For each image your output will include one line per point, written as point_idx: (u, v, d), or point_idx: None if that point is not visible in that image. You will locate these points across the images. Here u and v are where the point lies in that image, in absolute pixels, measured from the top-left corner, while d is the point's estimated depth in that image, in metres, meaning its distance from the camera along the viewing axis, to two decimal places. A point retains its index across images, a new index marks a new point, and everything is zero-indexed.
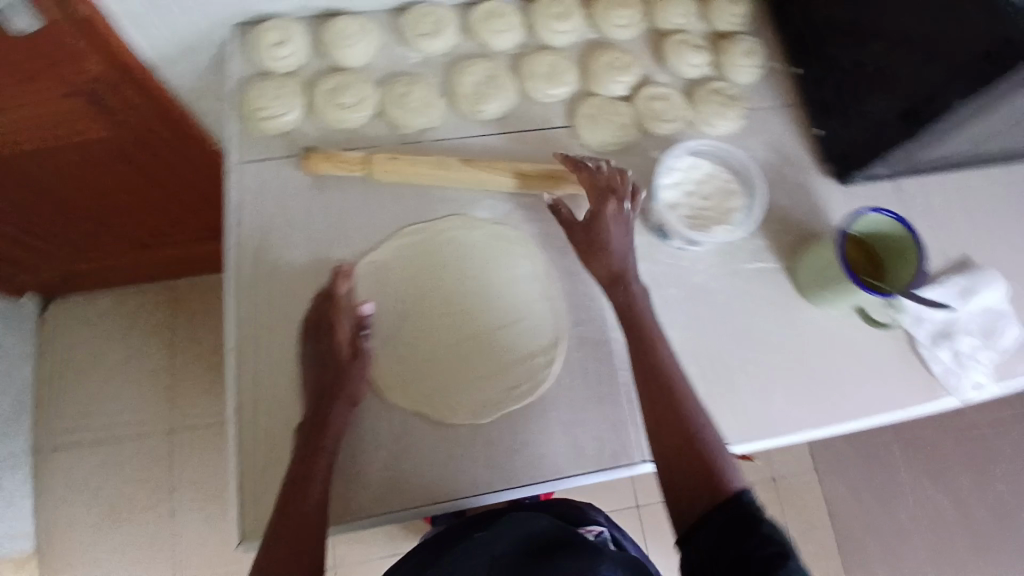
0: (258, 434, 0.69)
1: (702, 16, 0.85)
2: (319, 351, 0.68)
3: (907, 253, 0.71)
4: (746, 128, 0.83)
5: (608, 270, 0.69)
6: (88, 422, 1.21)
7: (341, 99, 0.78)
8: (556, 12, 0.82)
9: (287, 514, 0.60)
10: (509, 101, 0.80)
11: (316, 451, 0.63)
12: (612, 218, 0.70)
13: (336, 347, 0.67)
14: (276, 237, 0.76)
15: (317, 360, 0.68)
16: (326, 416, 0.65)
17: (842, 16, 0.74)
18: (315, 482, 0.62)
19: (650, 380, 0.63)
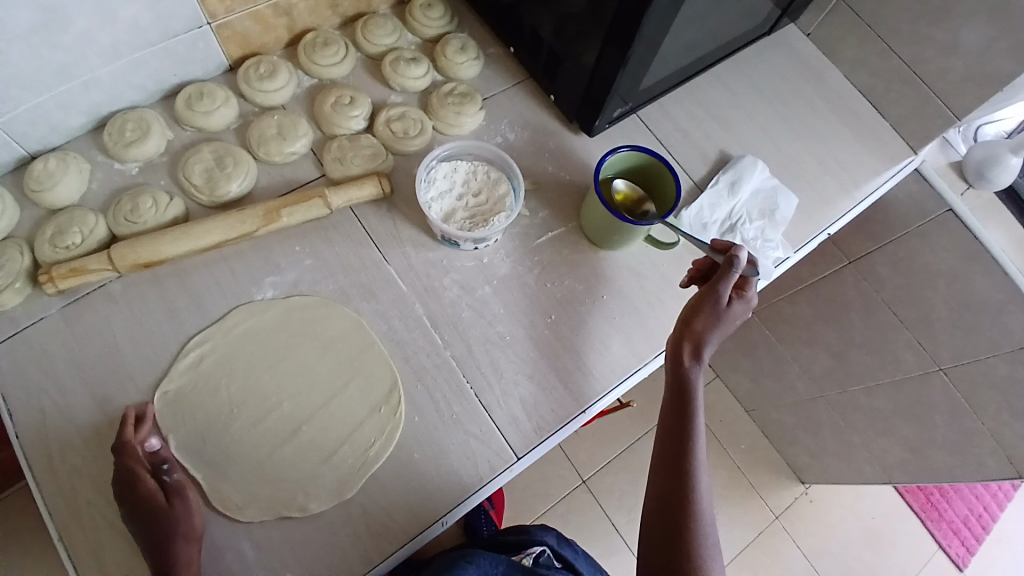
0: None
1: (407, 30, 0.89)
2: (134, 512, 0.61)
3: (665, 179, 0.76)
4: (490, 114, 0.86)
5: (696, 344, 0.67)
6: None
7: (67, 240, 0.71)
8: (262, 73, 0.81)
9: None
10: (250, 174, 0.77)
11: None
12: (741, 296, 0.67)
13: (147, 499, 0.61)
14: (52, 410, 0.67)
15: (132, 516, 0.61)
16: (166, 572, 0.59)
17: None
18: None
19: (678, 431, 0.66)
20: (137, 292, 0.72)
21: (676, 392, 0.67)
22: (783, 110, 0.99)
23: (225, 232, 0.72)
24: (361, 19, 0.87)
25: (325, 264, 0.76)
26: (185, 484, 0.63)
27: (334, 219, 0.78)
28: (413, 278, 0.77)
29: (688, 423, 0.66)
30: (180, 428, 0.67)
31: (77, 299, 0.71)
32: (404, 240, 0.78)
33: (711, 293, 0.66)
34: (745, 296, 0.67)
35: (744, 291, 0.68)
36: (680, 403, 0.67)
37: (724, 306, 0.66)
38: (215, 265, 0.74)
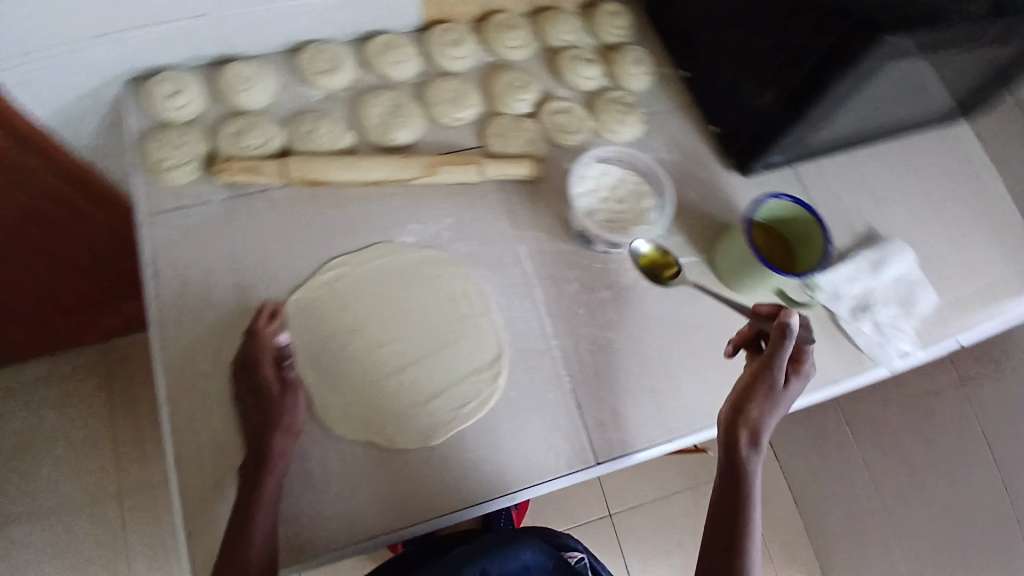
0: (199, 485, 0.67)
1: (590, 31, 0.92)
2: (249, 390, 0.66)
3: (811, 233, 0.75)
4: (648, 131, 0.88)
5: (752, 431, 0.64)
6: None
7: (247, 141, 0.77)
8: (449, 40, 0.86)
9: (228, 561, 0.58)
10: (418, 128, 0.82)
11: (256, 492, 0.61)
12: (797, 372, 0.67)
13: (262, 385, 0.66)
14: (192, 284, 0.73)
15: (246, 394, 0.67)
16: (264, 457, 0.63)
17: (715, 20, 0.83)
18: (257, 532, 0.60)
19: (727, 522, 0.63)
20: (290, 203, 0.78)
21: (729, 479, 0.64)
22: (937, 203, 0.96)
23: (387, 171, 0.78)
24: (549, 12, 0.91)
25: (463, 227, 0.79)
26: (299, 382, 0.67)
27: (480, 189, 0.81)
28: (539, 263, 0.79)
29: (742, 508, 0.63)
30: (304, 334, 0.72)
31: (239, 196, 0.77)
32: (540, 226, 0.81)
33: (766, 375, 0.64)
34: (801, 372, 0.67)
35: (800, 364, 0.67)
36: (734, 493, 0.63)
37: (779, 387, 0.64)
38: (366, 200, 0.79)
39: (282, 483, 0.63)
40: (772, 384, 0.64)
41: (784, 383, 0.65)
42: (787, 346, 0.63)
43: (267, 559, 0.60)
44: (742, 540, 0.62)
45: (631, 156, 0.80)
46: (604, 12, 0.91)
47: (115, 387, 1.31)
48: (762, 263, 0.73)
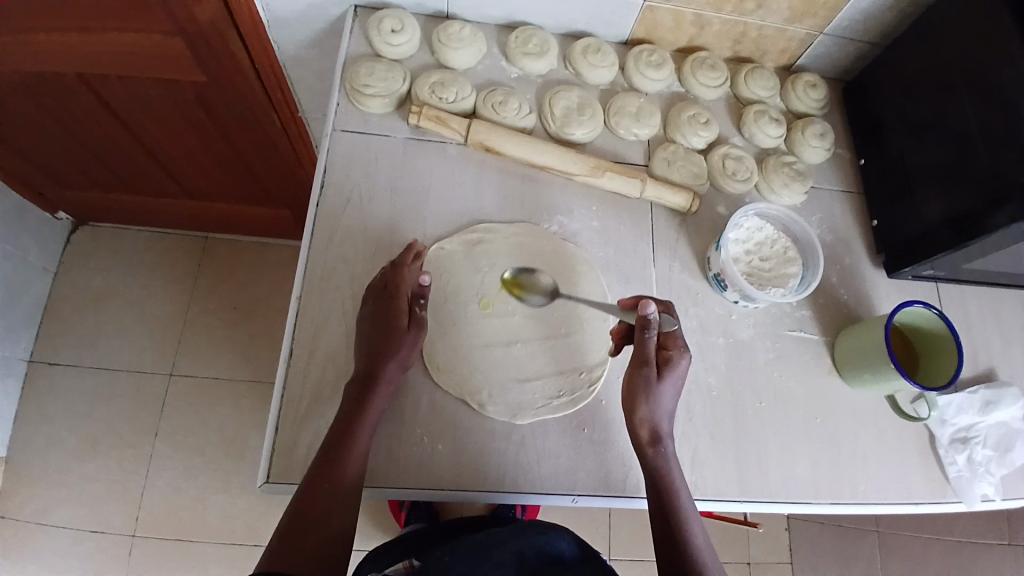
0: (304, 382, 0.71)
1: (781, 94, 0.94)
2: (378, 316, 0.69)
3: (945, 350, 0.74)
4: (806, 202, 0.89)
5: (650, 427, 0.67)
6: (128, 349, 1.40)
7: (443, 94, 0.83)
8: (652, 61, 0.89)
9: (324, 462, 0.63)
10: (595, 130, 0.85)
11: (362, 408, 0.66)
12: (668, 362, 0.68)
13: (393, 314, 0.69)
14: (354, 203, 0.79)
15: (376, 311, 0.70)
16: (375, 378, 0.67)
17: (911, 122, 0.83)
18: (355, 450, 0.65)
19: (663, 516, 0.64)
20: (460, 161, 0.83)
21: (648, 476, 0.67)
22: None
23: (557, 159, 0.81)
24: (747, 65, 0.94)
25: (606, 233, 0.82)
26: (424, 324, 0.71)
27: (633, 204, 0.84)
28: (666, 291, 0.81)
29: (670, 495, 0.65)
30: (440, 280, 0.76)
31: (418, 141, 0.83)
32: (676, 257, 0.83)
33: (637, 373, 0.67)
34: (673, 360, 0.68)
35: (671, 351, 0.69)
36: (658, 488, 0.65)
37: (657, 381, 0.67)
38: (528, 181, 0.83)
39: (382, 407, 0.68)
40: (649, 379, 0.67)
41: (658, 375, 0.67)
42: (646, 337, 0.67)
43: (357, 476, 0.65)
44: (678, 521, 0.64)
45: (788, 221, 0.81)
46: (803, 80, 0.93)
47: (224, 275, 1.48)
48: (890, 354, 0.73)
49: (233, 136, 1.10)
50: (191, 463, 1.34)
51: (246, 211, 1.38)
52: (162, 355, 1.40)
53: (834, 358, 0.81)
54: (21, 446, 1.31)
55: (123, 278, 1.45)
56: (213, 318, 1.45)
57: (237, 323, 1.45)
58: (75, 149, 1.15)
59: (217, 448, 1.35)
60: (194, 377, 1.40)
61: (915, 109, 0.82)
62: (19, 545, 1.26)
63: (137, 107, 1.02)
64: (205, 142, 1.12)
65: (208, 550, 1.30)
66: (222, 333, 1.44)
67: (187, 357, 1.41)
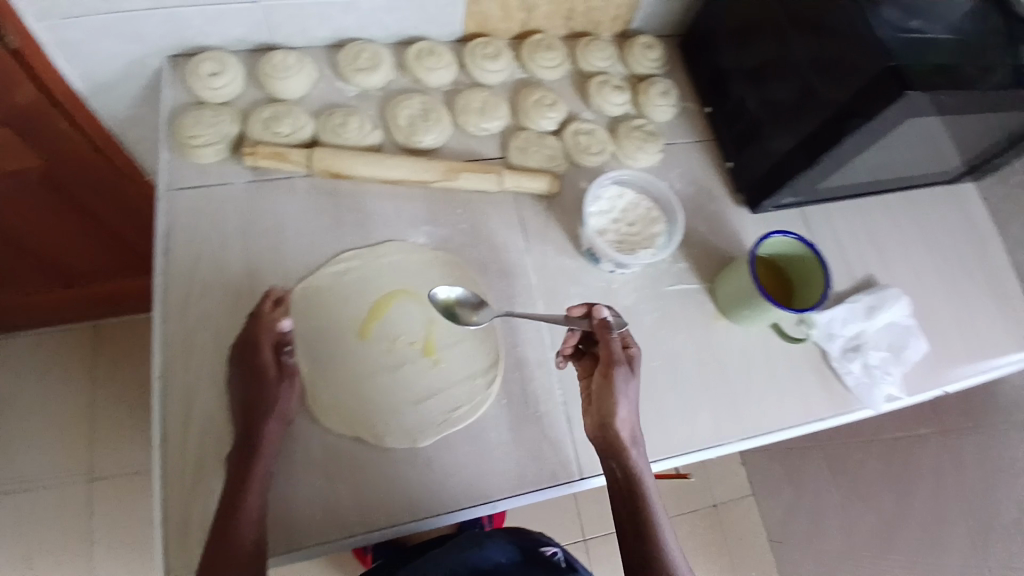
0: (185, 458, 0.67)
1: (622, 60, 0.96)
2: (248, 371, 0.67)
3: (813, 272, 0.77)
4: (664, 160, 0.91)
5: (630, 425, 0.66)
6: (35, 458, 1.29)
7: (278, 127, 0.79)
8: (487, 53, 0.89)
9: (217, 538, 0.59)
10: (444, 133, 0.84)
11: (247, 472, 0.62)
12: (634, 360, 0.69)
13: (259, 366, 0.66)
14: (206, 258, 0.75)
15: (244, 370, 0.67)
16: (254, 437, 0.64)
17: (747, 63, 0.86)
18: (247, 516, 0.61)
19: (633, 520, 0.63)
20: (310, 192, 0.80)
21: (617, 479, 0.65)
22: (939, 261, 0.98)
23: (410, 169, 0.80)
24: (583, 38, 0.95)
25: (474, 232, 0.81)
26: (295, 370, 0.68)
27: (497, 198, 0.84)
28: (545, 276, 0.81)
29: (642, 506, 0.63)
30: (307, 319, 0.73)
31: (261, 181, 0.79)
32: (549, 240, 0.83)
33: (615, 378, 0.65)
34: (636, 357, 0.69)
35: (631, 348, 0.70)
36: (626, 489, 0.64)
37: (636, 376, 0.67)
38: (386, 198, 0.81)
39: (271, 465, 0.64)
40: (629, 377, 0.66)
41: (633, 372, 0.67)
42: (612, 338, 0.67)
43: (258, 540, 0.61)
44: (649, 525, 0.62)
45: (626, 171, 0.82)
46: (638, 44, 0.95)
47: (127, 356, 1.39)
48: (755, 282, 0.75)
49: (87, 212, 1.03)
50: (134, 561, 1.26)
51: (124, 287, 1.28)
52: (76, 456, 1.31)
53: (717, 302, 0.83)
54: None
55: (15, 385, 1.34)
56: (117, 406, 1.35)
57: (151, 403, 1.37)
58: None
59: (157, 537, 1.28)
60: (116, 472, 1.31)
61: (745, 55, 0.86)
62: None
63: None
64: (57, 228, 1.03)
65: None
66: (131, 420, 1.35)
67: (103, 452, 1.32)
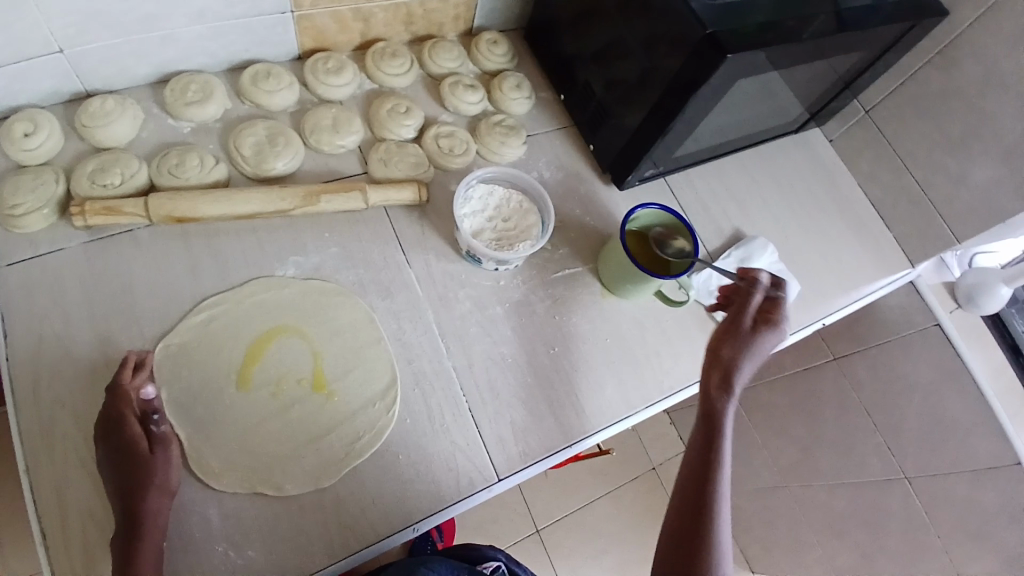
0: (68, 560, 0.60)
1: (471, 59, 0.96)
2: (115, 450, 0.61)
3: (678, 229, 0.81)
4: (530, 150, 0.92)
5: (724, 373, 0.67)
6: None
7: (106, 179, 0.72)
8: (330, 69, 0.86)
9: None
10: (297, 157, 0.80)
11: (134, 564, 0.56)
12: (769, 322, 0.69)
13: (128, 442, 0.61)
14: (50, 335, 0.68)
15: (110, 451, 0.61)
16: (135, 521, 0.58)
17: (587, 45, 0.89)
18: None
19: (703, 462, 0.65)
20: (158, 243, 0.74)
21: (704, 416, 0.67)
22: (797, 203, 1.06)
23: (268, 199, 0.76)
24: (428, 41, 0.94)
25: (349, 253, 0.79)
26: (169, 437, 0.63)
27: (367, 215, 0.81)
28: (431, 285, 0.79)
29: (712, 450, 0.64)
30: (175, 381, 0.67)
31: (102, 239, 0.72)
32: (429, 248, 0.81)
33: (736, 328, 0.69)
34: (774, 322, 0.69)
35: (774, 313, 0.69)
36: (708, 428, 0.66)
37: (755, 336, 0.68)
38: (246, 234, 0.76)
39: (161, 549, 0.59)
40: (737, 332, 0.68)
41: (757, 331, 0.68)
42: (753, 294, 0.70)
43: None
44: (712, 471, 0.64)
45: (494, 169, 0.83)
46: (483, 40, 0.95)
47: None
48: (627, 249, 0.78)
49: None
50: None
51: None
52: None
53: (602, 282, 0.85)
54: None
55: None
56: None
57: None
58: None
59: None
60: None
61: (584, 38, 0.89)
62: None
63: None
64: None
65: None
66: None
67: None
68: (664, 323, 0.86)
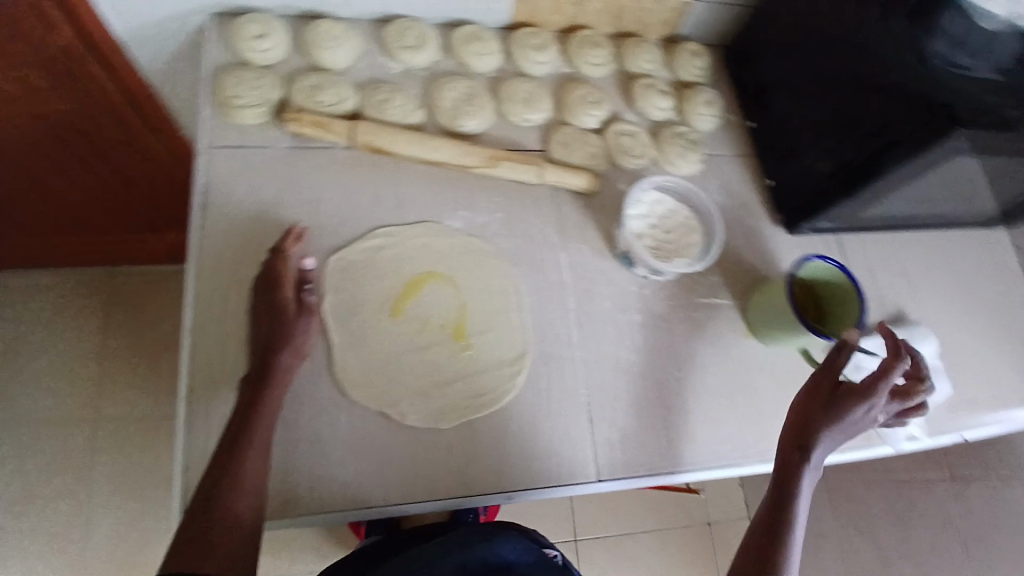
0: (207, 427, 0.66)
1: (669, 65, 0.94)
2: (268, 307, 0.68)
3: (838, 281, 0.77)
4: (705, 171, 0.90)
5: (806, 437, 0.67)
6: (31, 406, 1.24)
7: (321, 97, 0.78)
8: (535, 44, 0.88)
9: (216, 468, 0.59)
10: (486, 120, 0.83)
11: (254, 406, 0.62)
12: (905, 392, 0.71)
13: (280, 304, 0.68)
14: (240, 223, 0.74)
15: (264, 304, 0.68)
16: (266, 370, 0.64)
17: (792, 79, 0.85)
18: (249, 451, 0.60)
19: (776, 519, 0.65)
20: (348, 166, 0.78)
21: (777, 475, 0.68)
22: (967, 299, 0.98)
23: (455, 151, 0.79)
24: (632, 39, 0.93)
25: (510, 223, 0.81)
26: (315, 309, 0.69)
27: (535, 191, 0.83)
28: (578, 275, 0.80)
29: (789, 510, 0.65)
30: (338, 292, 0.72)
31: (301, 149, 0.78)
32: (586, 239, 0.82)
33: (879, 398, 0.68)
34: (908, 394, 0.71)
35: (911, 386, 0.72)
36: (780, 489, 0.66)
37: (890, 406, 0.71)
38: (424, 178, 0.80)
39: (278, 403, 0.64)
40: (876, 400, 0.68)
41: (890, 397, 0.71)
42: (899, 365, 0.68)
43: (255, 500, 0.59)
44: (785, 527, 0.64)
45: (668, 178, 0.81)
46: (685, 51, 0.94)
47: (137, 312, 1.33)
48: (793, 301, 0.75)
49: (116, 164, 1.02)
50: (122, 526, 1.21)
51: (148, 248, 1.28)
52: (74, 404, 1.25)
53: (748, 322, 0.82)
54: None
55: (20, 329, 1.27)
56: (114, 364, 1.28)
57: (159, 360, 1.31)
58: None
59: (164, 490, 1.23)
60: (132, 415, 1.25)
61: (795, 71, 0.85)
62: None
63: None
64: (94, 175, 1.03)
65: None
66: (153, 367, 1.30)
67: (104, 403, 1.26)
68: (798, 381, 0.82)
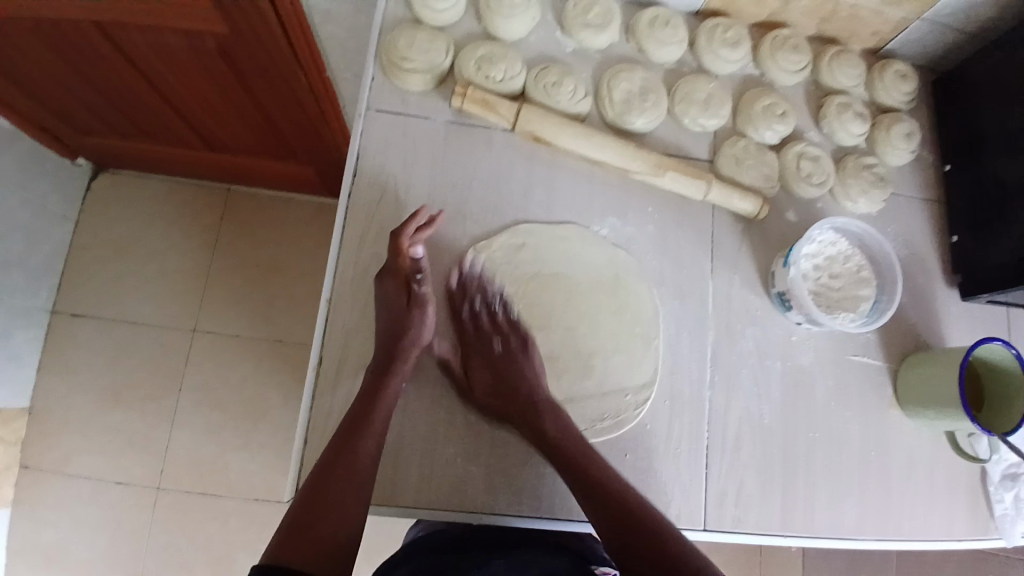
0: (332, 410, 0.66)
1: (867, 84, 0.84)
2: (389, 299, 0.67)
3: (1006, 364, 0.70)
4: (881, 213, 0.81)
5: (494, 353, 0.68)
6: (142, 303, 1.25)
7: (491, 71, 0.73)
8: (727, 39, 0.79)
9: (339, 453, 0.59)
10: (657, 119, 0.77)
11: (377, 396, 0.62)
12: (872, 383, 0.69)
13: (397, 297, 0.67)
14: (391, 192, 0.72)
15: (388, 293, 0.67)
16: (394, 359, 0.64)
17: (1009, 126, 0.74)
18: (370, 440, 0.60)
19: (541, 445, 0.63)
20: (506, 151, 0.75)
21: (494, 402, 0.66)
22: None
23: (621, 150, 0.73)
24: (833, 48, 0.83)
25: (660, 238, 0.75)
26: (427, 300, 0.68)
27: (694, 207, 0.77)
28: (723, 307, 0.75)
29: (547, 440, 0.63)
30: (478, 286, 0.71)
31: (461, 125, 0.75)
32: (738, 269, 0.76)
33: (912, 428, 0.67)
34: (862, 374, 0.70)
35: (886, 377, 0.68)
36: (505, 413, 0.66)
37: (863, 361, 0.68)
38: (581, 177, 0.76)
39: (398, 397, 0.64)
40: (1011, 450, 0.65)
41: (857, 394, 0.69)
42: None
43: (366, 484, 0.59)
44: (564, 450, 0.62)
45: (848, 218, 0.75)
46: (892, 70, 0.82)
47: (247, 228, 1.30)
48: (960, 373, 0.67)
49: (255, 97, 0.95)
50: (206, 432, 1.21)
51: (278, 174, 1.22)
52: (176, 310, 1.25)
53: (897, 390, 0.76)
54: (37, 394, 1.20)
55: (141, 229, 1.28)
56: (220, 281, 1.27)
57: (265, 285, 1.28)
58: (76, 91, 1.00)
59: (250, 408, 1.23)
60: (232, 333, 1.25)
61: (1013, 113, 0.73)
62: (28, 498, 1.16)
63: (146, 58, 0.87)
64: (227, 102, 0.98)
65: (230, 506, 1.19)
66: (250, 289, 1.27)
67: (209, 311, 1.26)
68: (936, 464, 0.76)
